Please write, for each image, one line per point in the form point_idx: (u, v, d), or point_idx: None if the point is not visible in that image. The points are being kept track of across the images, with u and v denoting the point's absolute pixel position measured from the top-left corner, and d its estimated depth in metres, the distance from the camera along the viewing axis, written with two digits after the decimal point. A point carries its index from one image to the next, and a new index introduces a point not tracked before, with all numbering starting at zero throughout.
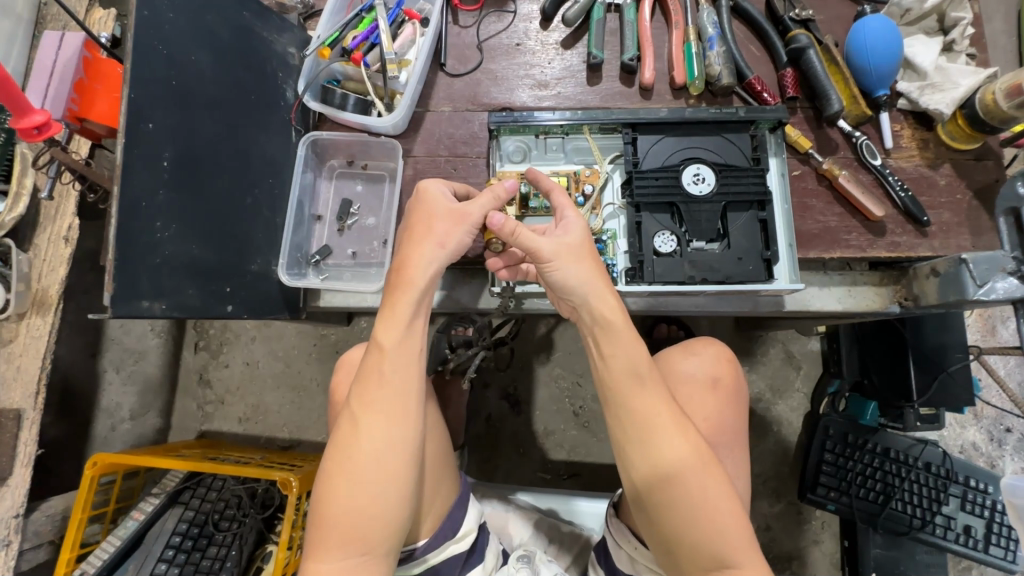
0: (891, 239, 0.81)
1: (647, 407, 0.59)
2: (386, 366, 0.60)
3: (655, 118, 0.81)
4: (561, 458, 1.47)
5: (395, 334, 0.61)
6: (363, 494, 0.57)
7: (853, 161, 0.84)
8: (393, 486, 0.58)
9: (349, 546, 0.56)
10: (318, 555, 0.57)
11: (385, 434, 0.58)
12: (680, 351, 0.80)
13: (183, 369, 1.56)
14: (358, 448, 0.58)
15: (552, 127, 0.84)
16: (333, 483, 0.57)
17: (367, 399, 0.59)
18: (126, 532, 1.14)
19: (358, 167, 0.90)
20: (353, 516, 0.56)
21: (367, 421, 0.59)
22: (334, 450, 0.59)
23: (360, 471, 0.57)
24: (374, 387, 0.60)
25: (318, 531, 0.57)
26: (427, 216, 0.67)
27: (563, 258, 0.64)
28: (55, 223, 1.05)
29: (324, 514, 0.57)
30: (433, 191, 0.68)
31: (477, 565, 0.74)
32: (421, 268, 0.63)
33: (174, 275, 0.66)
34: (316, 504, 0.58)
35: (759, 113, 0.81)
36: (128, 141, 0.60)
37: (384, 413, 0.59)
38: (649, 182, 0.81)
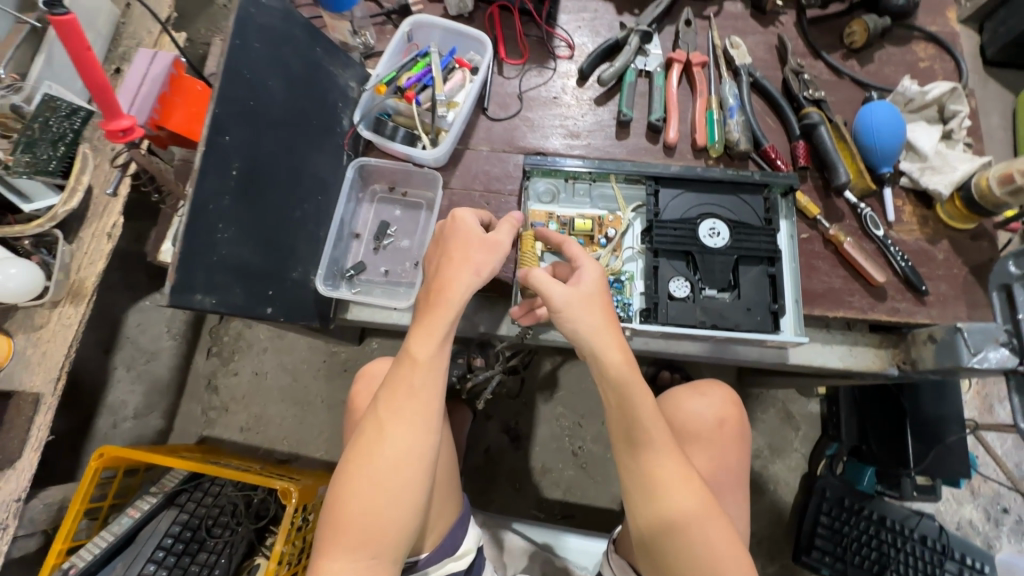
0: (891, 304, 0.87)
1: (650, 455, 0.62)
2: (413, 376, 0.64)
3: (676, 174, 0.89)
4: (556, 498, 1.47)
5: (427, 348, 0.65)
6: (378, 497, 0.60)
7: (858, 231, 0.90)
8: (410, 493, 0.61)
9: (360, 545, 0.59)
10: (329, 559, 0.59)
11: (408, 442, 0.62)
12: (688, 391, 0.83)
13: (193, 373, 1.59)
14: (379, 453, 0.61)
15: (579, 173, 0.91)
16: (352, 483, 0.60)
17: (393, 406, 0.63)
18: (119, 529, 1.13)
19: (398, 193, 0.96)
20: (369, 516, 0.59)
21: (392, 425, 0.62)
22: (353, 455, 0.62)
23: (381, 472, 0.60)
24: (401, 395, 0.64)
25: (332, 532, 0.59)
26: (464, 240, 0.69)
27: (575, 307, 0.65)
28: (101, 220, 1.13)
29: (342, 513, 0.60)
30: (460, 215, 0.72)
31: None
32: (459, 294, 0.67)
33: (226, 274, 0.70)
34: (331, 502, 0.61)
35: (773, 178, 0.88)
36: (206, 149, 0.67)
37: (408, 421, 0.63)
38: (667, 231, 0.86)
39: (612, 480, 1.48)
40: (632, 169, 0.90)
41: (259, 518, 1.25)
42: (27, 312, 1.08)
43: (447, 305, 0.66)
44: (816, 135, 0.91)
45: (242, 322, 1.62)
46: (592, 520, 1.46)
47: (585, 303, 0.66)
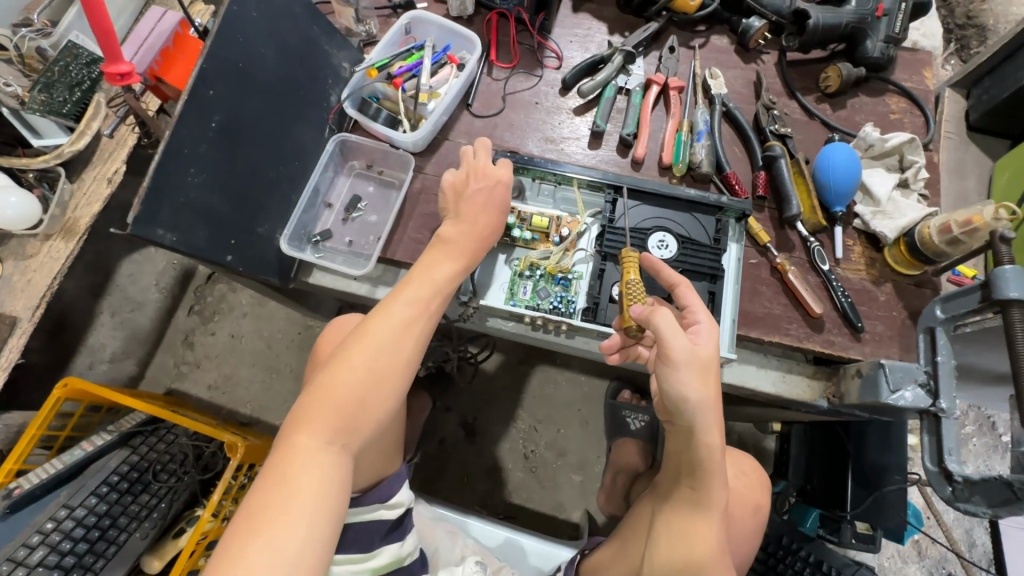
0: (826, 337, 0.89)
1: (703, 527, 0.68)
2: (430, 292, 0.73)
3: (636, 185, 0.93)
4: (502, 497, 1.49)
5: (447, 275, 0.74)
6: (374, 390, 0.67)
7: (806, 263, 0.93)
8: (395, 395, 0.68)
9: (341, 426, 0.65)
10: (307, 436, 0.64)
11: (411, 348, 0.70)
12: (741, 462, 0.96)
13: (173, 327, 1.65)
14: (388, 350, 0.68)
15: (547, 174, 0.96)
16: (354, 370, 0.66)
17: (408, 315, 0.70)
18: (70, 459, 1.16)
19: (374, 171, 1.02)
20: (359, 404, 0.66)
21: (403, 329, 0.69)
22: (354, 350, 0.67)
23: (381, 369, 0.67)
24: (415, 307, 0.71)
25: (319, 409, 0.65)
26: (497, 202, 0.82)
27: (690, 369, 0.65)
28: (104, 165, 1.19)
29: (334, 394, 0.65)
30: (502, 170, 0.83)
31: (395, 540, 0.84)
32: (476, 237, 0.78)
33: (190, 216, 0.76)
34: (325, 382, 0.66)
35: (728, 201, 0.92)
36: (189, 98, 0.72)
37: (416, 328, 0.70)
38: (619, 237, 0.91)
39: (558, 488, 1.49)
40: (596, 176, 0.94)
41: (206, 471, 1.30)
42: (19, 241, 1.15)
43: (468, 250, 0.78)
44: (776, 167, 0.95)
45: (228, 285, 1.68)
46: (534, 524, 1.47)
47: (702, 366, 0.65)
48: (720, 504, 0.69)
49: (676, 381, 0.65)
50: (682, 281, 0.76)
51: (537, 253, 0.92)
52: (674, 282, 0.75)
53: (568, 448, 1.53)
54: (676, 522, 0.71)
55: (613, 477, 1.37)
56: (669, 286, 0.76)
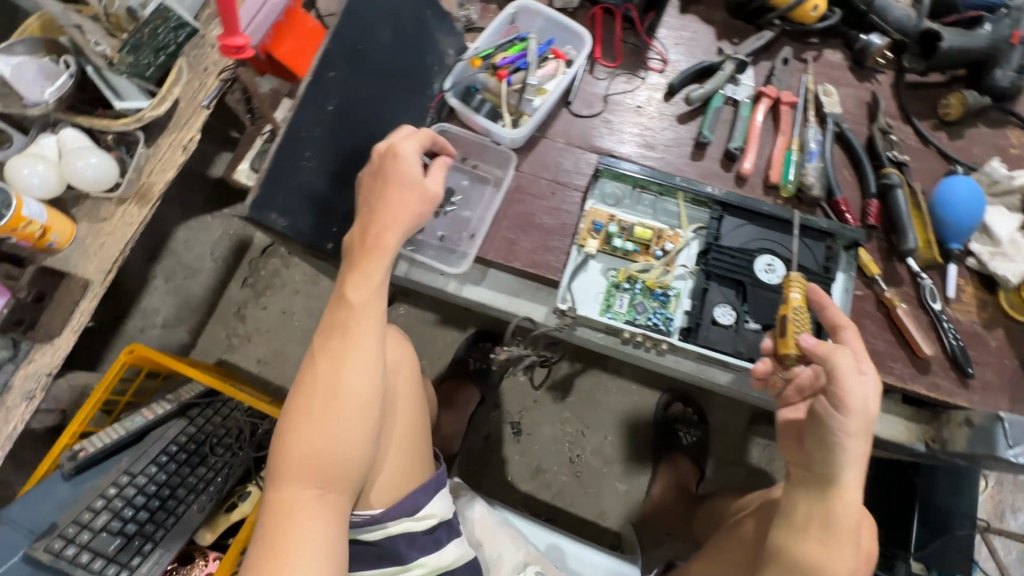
0: (932, 379, 0.86)
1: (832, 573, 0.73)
2: (353, 317, 0.72)
3: (744, 204, 0.89)
4: (544, 499, 1.48)
5: (363, 291, 0.72)
6: (327, 431, 0.69)
7: (914, 299, 0.89)
8: (348, 422, 0.70)
9: (311, 470, 0.69)
10: (285, 485, 0.70)
11: (353, 376, 0.70)
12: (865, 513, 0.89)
13: (225, 298, 1.64)
14: (333, 392, 0.70)
15: (650, 183, 0.92)
16: (305, 422, 0.70)
17: (338, 349, 0.71)
18: (131, 426, 1.16)
19: (468, 164, 0.98)
20: (319, 447, 0.69)
21: (337, 363, 0.70)
22: (300, 400, 0.71)
23: (325, 410, 0.70)
24: (340, 338, 0.71)
25: (287, 464, 0.70)
26: (399, 179, 0.75)
27: (859, 422, 0.68)
28: (180, 132, 1.16)
29: (294, 448, 0.69)
30: (400, 147, 0.76)
31: (433, 552, 0.84)
32: (390, 234, 0.73)
33: (301, 201, 0.73)
34: (284, 440, 0.70)
35: (840, 229, 0.88)
36: (313, 81, 0.70)
37: (351, 357, 0.71)
38: (724, 257, 0.87)
39: (601, 495, 1.48)
40: (701, 191, 0.91)
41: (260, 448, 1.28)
42: (95, 203, 1.13)
43: (383, 247, 0.73)
44: (891, 196, 0.91)
45: (282, 260, 1.66)
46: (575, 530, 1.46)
47: (871, 418, 0.68)
48: (850, 553, 0.73)
49: (839, 428, 0.69)
50: (847, 323, 0.75)
51: (637, 265, 0.89)
52: (841, 324, 0.74)
53: (614, 456, 1.51)
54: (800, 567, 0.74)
55: (662, 489, 1.40)
56: (832, 326, 0.75)
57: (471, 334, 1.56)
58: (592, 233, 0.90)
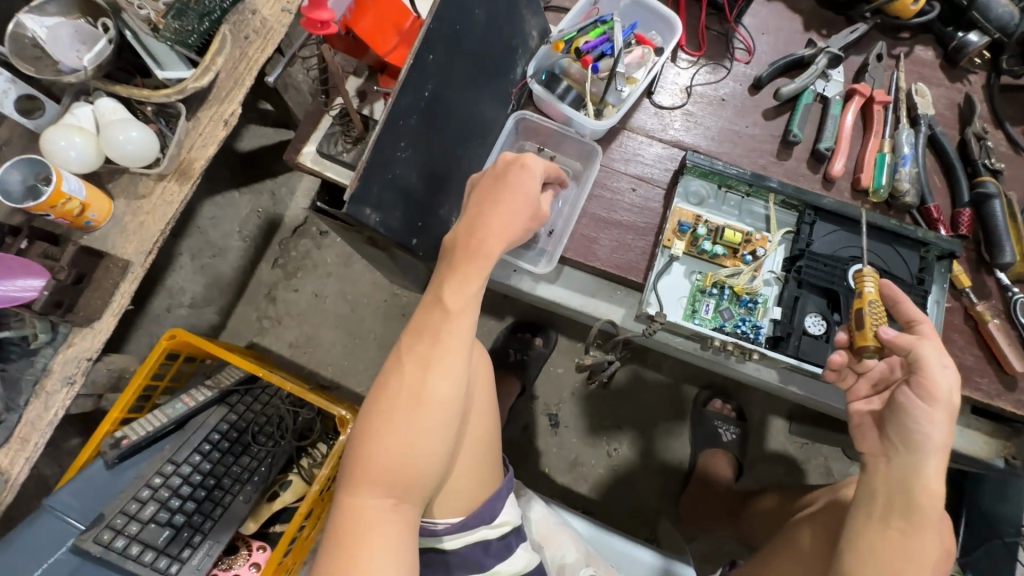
0: (1018, 396, 0.84)
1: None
2: (446, 323, 0.67)
3: (839, 209, 0.85)
4: (581, 492, 1.47)
5: (458, 297, 0.67)
6: (410, 441, 0.66)
7: (1003, 312, 0.87)
8: (432, 432, 0.66)
9: (388, 481, 0.66)
10: (357, 490, 0.66)
11: (441, 386, 0.66)
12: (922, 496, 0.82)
13: (255, 279, 1.59)
14: (418, 399, 0.66)
15: (739, 183, 0.88)
16: (385, 428, 0.66)
17: (427, 356, 0.67)
18: (173, 413, 1.12)
19: (546, 155, 0.94)
20: (400, 457, 0.66)
21: (425, 371, 0.66)
22: (380, 402, 0.67)
23: (408, 419, 0.66)
24: (429, 344, 0.67)
25: (363, 471, 0.66)
26: (519, 188, 0.70)
27: (942, 414, 0.63)
28: (221, 105, 0.99)
29: (372, 455, 0.66)
30: (528, 158, 0.71)
31: (506, 560, 0.85)
32: (492, 241, 0.68)
33: (392, 194, 0.68)
34: (362, 445, 0.67)
35: (936, 240, 0.85)
36: (414, 62, 0.64)
37: (440, 366, 0.66)
38: (817, 265, 0.83)
39: (639, 489, 1.48)
40: (793, 194, 0.86)
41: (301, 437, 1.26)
42: None
43: (483, 253, 0.69)
44: (987, 206, 0.88)
45: (314, 241, 1.61)
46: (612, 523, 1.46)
47: (957, 409, 0.63)
48: (933, 543, 0.64)
49: (915, 416, 0.64)
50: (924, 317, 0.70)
51: (725, 270, 0.85)
52: (917, 318, 0.69)
53: (652, 450, 1.50)
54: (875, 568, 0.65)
55: (700, 485, 1.38)
56: (907, 321, 0.70)
57: (510, 324, 1.53)
58: (678, 234, 0.86)
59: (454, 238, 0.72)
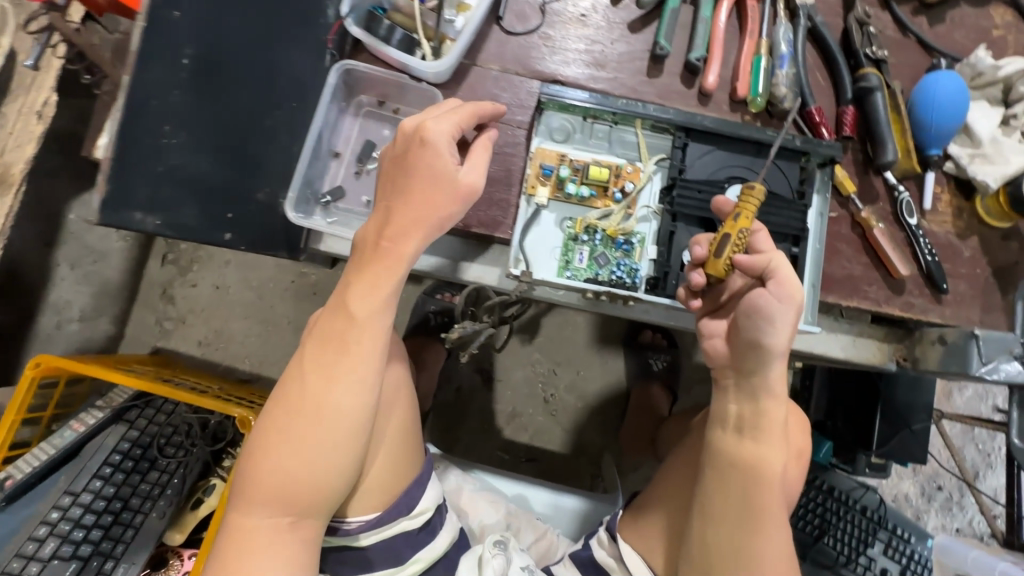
0: (906, 299, 0.82)
1: (767, 486, 0.64)
2: (352, 329, 0.63)
3: (710, 127, 0.79)
4: (523, 441, 1.47)
5: (367, 299, 0.63)
6: (304, 457, 0.61)
7: (890, 215, 0.83)
8: (332, 448, 0.62)
9: (279, 499, 0.61)
10: (247, 508, 0.62)
11: (340, 398, 0.62)
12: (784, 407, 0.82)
13: (147, 280, 1.47)
14: (312, 408, 0.61)
15: (602, 112, 0.80)
16: (277, 441, 0.61)
17: (324, 359, 0.62)
18: (61, 443, 1.06)
19: (388, 109, 0.82)
20: (290, 473, 0.61)
21: (323, 378, 0.62)
22: (276, 415, 0.63)
23: (302, 432, 0.61)
24: (332, 350, 0.62)
25: (252, 487, 0.62)
26: (429, 167, 0.65)
27: (790, 306, 0.63)
28: (28, 95, 0.96)
29: (261, 470, 0.61)
30: (428, 124, 0.65)
31: (425, 545, 0.81)
32: (410, 240, 0.64)
33: (174, 186, 0.73)
34: (252, 458, 0.62)
35: (813, 147, 0.79)
36: (148, 23, 0.72)
37: (340, 375, 0.62)
38: (691, 193, 0.78)
39: (579, 429, 1.48)
40: (661, 115, 0.79)
41: (216, 441, 1.19)
42: None
43: (392, 248, 0.64)
44: (869, 101, 0.81)
45: None
46: (558, 467, 1.47)
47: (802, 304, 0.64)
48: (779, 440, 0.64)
49: (772, 316, 0.63)
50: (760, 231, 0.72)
51: (596, 212, 0.79)
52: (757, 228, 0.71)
53: (588, 389, 1.50)
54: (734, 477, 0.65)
55: (636, 418, 1.38)
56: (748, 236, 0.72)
57: (427, 287, 1.46)
58: (542, 179, 0.79)
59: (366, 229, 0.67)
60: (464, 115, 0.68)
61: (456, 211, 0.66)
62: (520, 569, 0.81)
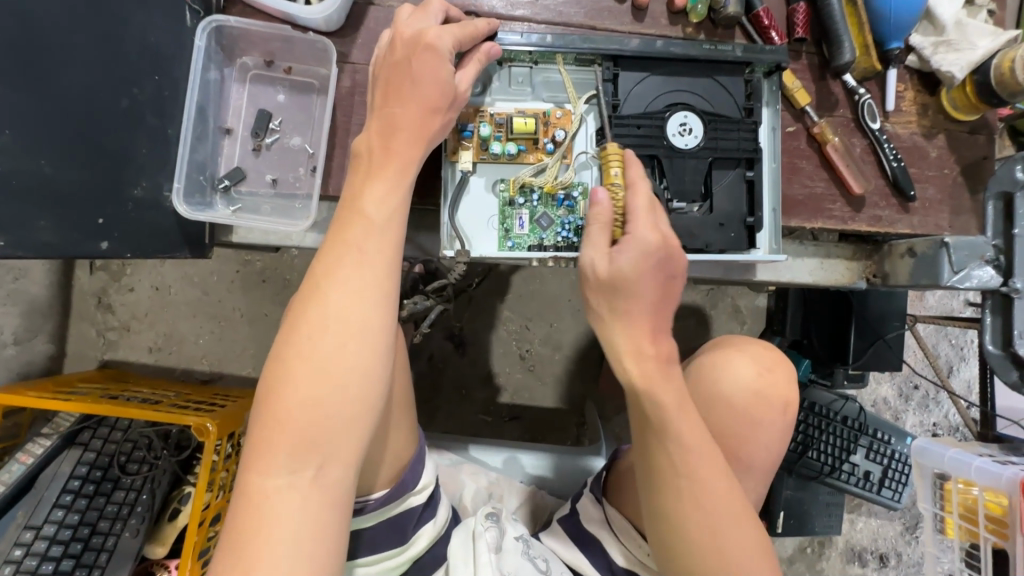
0: (873, 213, 0.76)
1: (679, 431, 0.60)
2: (368, 239, 0.56)
3: (639, 50, 0.70)
4: (505, 401, 1.44)
5: (383, 207, 0.57)
6: (331, 383, 0.52)
7: (851, 122, 0.76)
8: (363, 372, 0.53)
9: (303, 443, 0.51)
10: (265, 462, 0.51)
11: (366, 314, 0.54)
12: (761, 348, 0.76)
13: (78, 291, 1.36)
14: (334, 329, 0.53)
15: (518, 53, 0.70)
16: (296, 369, 0.52)
17: (340, 270, 0.54)
18: (11, 478, 1.01)
19: (279, 70, 0.71)
20: (315, 406, 0.52)
21: (340, 294, 0.54)
22: (291, 343, 0.53)
23: (327, 354, 0.52)
24: (349, 262, 0.55)
25: (270, 431, 0.51)
26: (433, 75, 0.60)
27: (598, 287, 0.63)
28: None
29: (283, 406, 0.51)
30: (429, 32, 0.61)
31: (429, 520, 0.76)
32: (416, 144, 0.59)
33: (17, 200, 0.59)
34: (269, 395, 0.52)
35: (756, 53, 0.70)
36: None
37: (362, 289, 0.54)
38: (628, 130, 0.70)
39: (560, 380, 1.45)
40: (584, 47, 0.69)
41: (182, 449, 1.14)
42: None
43: (400, 157, 0.58)
44: None
45: None
46: (543, 422, 1.45)
47: (625, 281, 0.61)
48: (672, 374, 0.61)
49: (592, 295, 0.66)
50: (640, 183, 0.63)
51: (529, 169, 0.72)
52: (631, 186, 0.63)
53: (564, 340, 1.46)
54: (651, 429, 0.61)
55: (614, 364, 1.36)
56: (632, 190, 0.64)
57: None
58: (462, 142, 0.71)
59: (359, 139, 0.60)
60: (463, 31, 0.64)
61: (446, 125, 0.61)
62: (513, 539, 0.76)
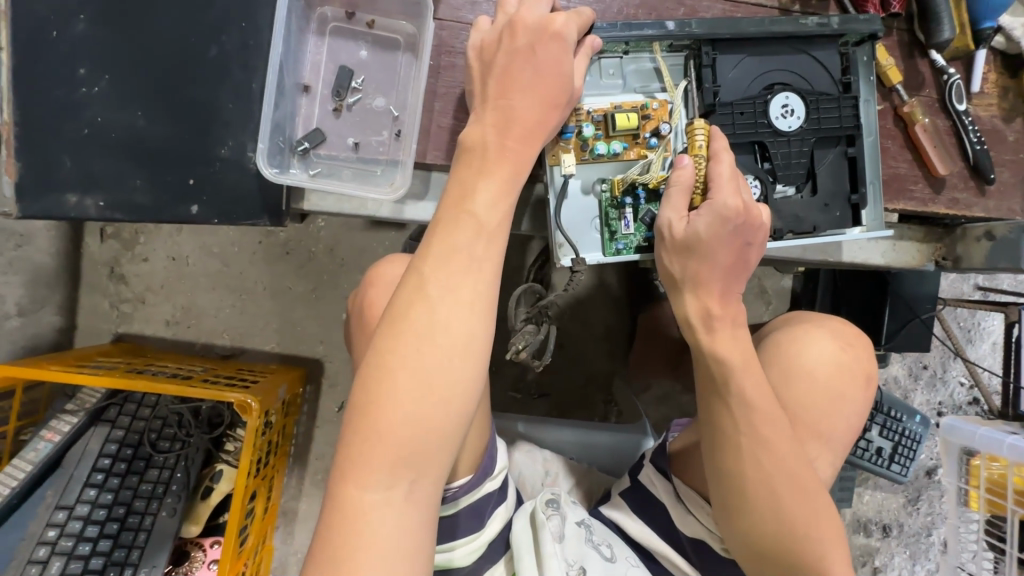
0: (951, 196, 0.76)
1: (745, 384, 0.62)
2: (474, 242, 0.53)
3: (736, 32, 0.67)
4: (533, 378, 1.43)
5: (491, 206, 0.54)
6: (433, 398, 0.50)
7: (935, 103, 0.76)
8: (463, 388, 0.51)
9: (401, 457, 0.50)
10: (363, 474, 0.49)
11: (468, 324, 0.52)
12: (840, 324, 0.78)
13: (88, 260, 1.28)
14: (436, 340, 0.51)
15: (612, 45, 0.67)
16: (397, 380, 0.50)
17: (446, 273, 0.52)
18: (37, 456, 0.94)
19: (361, 23, 0.69)
20: (415, 421, 0.50)
21: (443, 300, 0.51)
22: (391, 349, 0.51)
23: (429, 366, 0.50)
24: (453, 265, 0.52)
25: (368, 443, 0.49)
26: (554, 67, 0.59)
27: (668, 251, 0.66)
28: None
29: (384, 420, 0.49)
30: (556, 20, 0.60)
31: (502, 503, 0.74)
32: (534, 141, 0.58)
33: None
34: (368, 405, 0.50)
35: (851, 22, 0.67)
36: None
37: (466, 297, 0.52)
38: (731, 116, 0.68)
39: (589, 358, 1.45)
40: (681, 32, 0.66)
41: (213, 426, 1.09)
42: None
43: (515, 155, 0.56)
44: None
45: None
46: (571, 399, 1.45)
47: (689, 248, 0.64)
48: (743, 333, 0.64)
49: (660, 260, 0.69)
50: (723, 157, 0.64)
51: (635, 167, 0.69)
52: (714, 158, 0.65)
53: (594, 319, 1.45)
54: (713, 383, 0.64)
55: (646, 342, 1.36)
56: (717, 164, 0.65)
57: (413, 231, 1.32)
58: (562, 144, 0.68)
59: (472, 129, 0.57)
60: (579, 18, 0.62)
61: (561, 122, 0.60)
62: (575, 524, 0.74)
